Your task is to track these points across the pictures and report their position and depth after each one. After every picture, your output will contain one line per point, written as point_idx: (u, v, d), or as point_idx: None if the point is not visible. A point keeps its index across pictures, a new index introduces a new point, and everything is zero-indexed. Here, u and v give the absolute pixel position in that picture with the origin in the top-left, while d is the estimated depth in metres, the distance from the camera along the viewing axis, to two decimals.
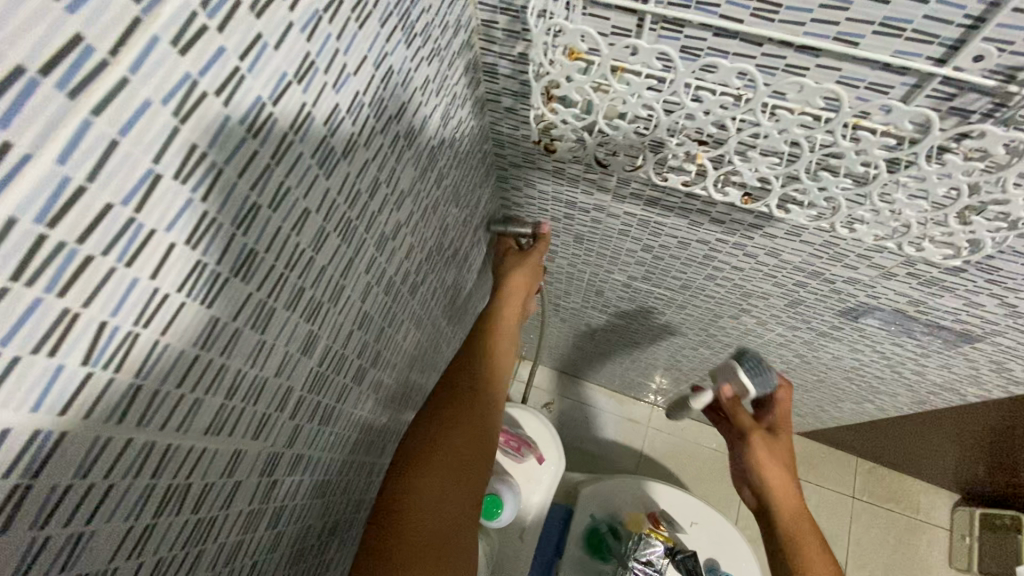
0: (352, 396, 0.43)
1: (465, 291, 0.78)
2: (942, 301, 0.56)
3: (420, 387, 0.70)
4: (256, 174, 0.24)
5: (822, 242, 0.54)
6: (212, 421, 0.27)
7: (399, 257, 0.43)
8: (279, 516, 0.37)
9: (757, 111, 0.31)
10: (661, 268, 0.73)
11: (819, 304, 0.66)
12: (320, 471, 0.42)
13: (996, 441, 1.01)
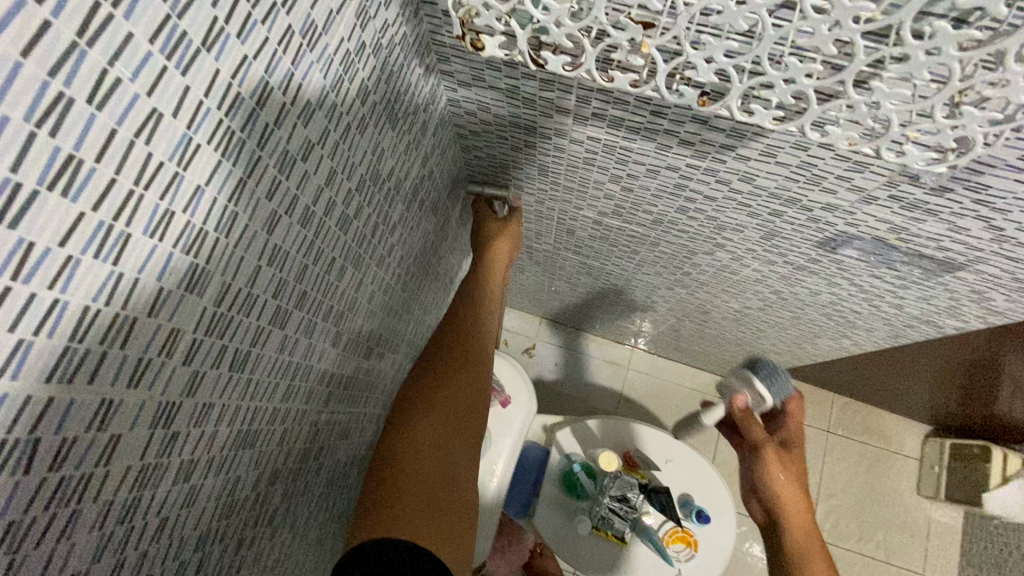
0: (276, 339, 0.39)
1: (430, 233, 0.72)
2: (926, 227, 0.52)
3: (375, 346, 0.64)
4: (59, 54, 0.19)
5: (799, 162, 0.49)
6: (86, 352, 0.24)
7: (315, 187, 0.38)
8: (190, 471, 0.34)
9: None
10: (632, 202, 0.68)
11: (796, 235, 0.62)
12: (244, 422, 0.38)
13: (971, 373, 1.01)
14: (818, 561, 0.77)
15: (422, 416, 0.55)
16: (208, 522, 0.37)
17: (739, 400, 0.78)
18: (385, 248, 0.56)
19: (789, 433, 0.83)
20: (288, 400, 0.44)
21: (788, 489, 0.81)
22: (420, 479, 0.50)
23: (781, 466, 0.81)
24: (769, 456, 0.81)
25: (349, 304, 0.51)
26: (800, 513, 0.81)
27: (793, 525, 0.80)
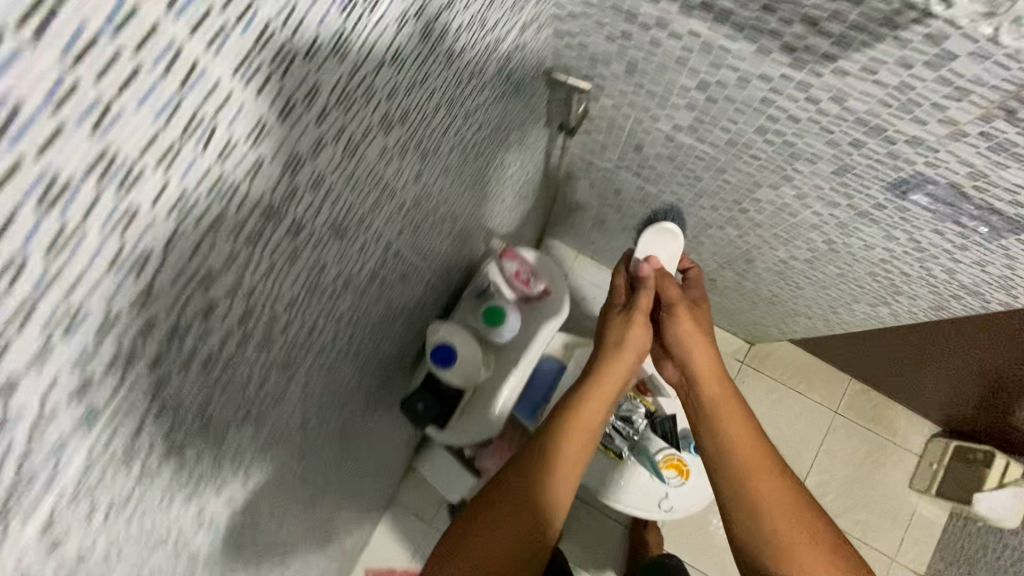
0: (381, 144, 0.43)
1: (513, 117, 0.74)
2: (1006, 175, 0.52)
3: (444, 210, 0.67)
4: None
5: (897, 82, 0.49)
6: (259, 65, 0.27)
7: (439, 3, 0.40)
8: (298, 231, 0.38)
9: None
10: (712, 117, 0.68)
11: (869, 174, 0.62)
12: (341, 213, 0.42)
13: (1002, 368, 1.02)
14: (735, 409, 0.80)
15: (487, 518, 0.69)
16: (298, 292, 0.43)
17: (653, 260, 0.87)
18: (474, 107, 0.58)
19: (699, 297, 0.88)
20: (374, 214, 0.48)
21: (698, 338, 0.83)
22: (466, 561, 0.65)
23: (692, 318, 0.84)
24: (676, 301, 0.84)
25: (436, 148, 0.54)
26: (720, 384, 0.82)
27: (707, 380, 0.83)
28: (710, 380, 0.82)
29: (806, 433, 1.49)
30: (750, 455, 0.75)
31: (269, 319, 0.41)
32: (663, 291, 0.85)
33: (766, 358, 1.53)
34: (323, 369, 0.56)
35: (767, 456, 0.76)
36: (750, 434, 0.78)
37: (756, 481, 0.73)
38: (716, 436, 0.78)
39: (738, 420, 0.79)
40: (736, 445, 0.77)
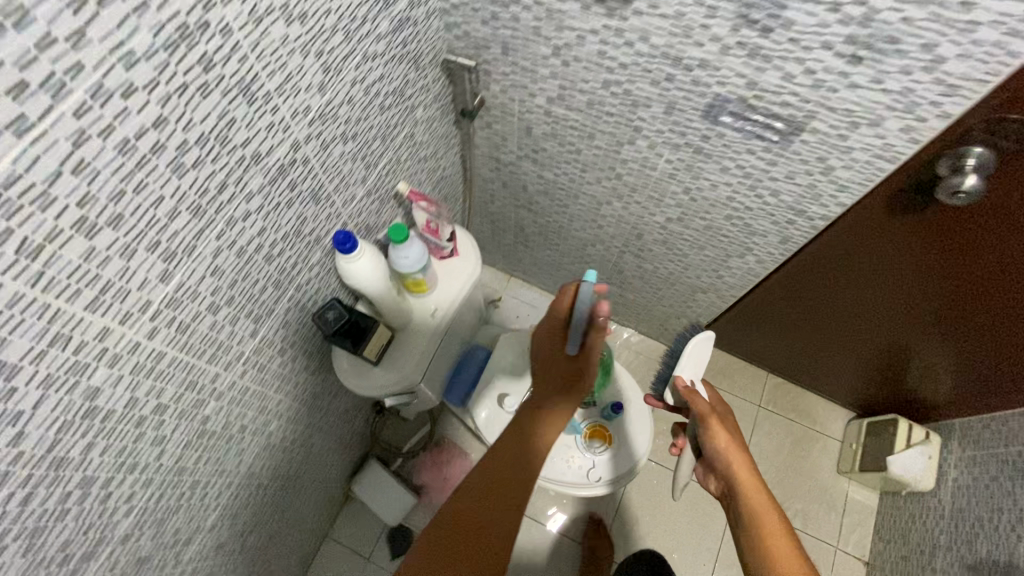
0: (280, 27, 0.56)
1: (418, 97, 0.91)
2: (770, 81, 0.70)
3: (355, 147, 0.79)
4: None
5: (676, 13, 0.68)
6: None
7: None
8: (208, 64, 0.50)
9: None
10: (572, 80, 0.86)
11: (687, 107, 0.80)
12: (247, 75, 0.55)
13: (864, 312, 1.17)
14: (768, 506, 0.85)
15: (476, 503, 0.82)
16: (200, 130, 0.52)
17: (682, 380, 1.02)
18: (362, 60, 0.72)
19: (725, 412, 0.97)
20: (276, 98, 0.60)
21: (732, 451, 0.90)
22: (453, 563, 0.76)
23: (724, 430, 0.92)
24: (710, 417, 0.93)
25: (336, 69, 0.67)
26: (750, 481, 0.87)
27: (746, 493, 0.86)
28: (745, 480, 0.87)
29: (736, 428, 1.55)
30: (780, 545, 0.79)
31: (179, 138, 0.50)
32: (695, 406, 0.95)
33: None
34: (232, 249, 0.63)
35: (790, 542, 0.79)
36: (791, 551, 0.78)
37: (779, 557, 0.78)
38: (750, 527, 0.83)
39: (775, 530, 0.81)
40: (767, 530, 0.81)
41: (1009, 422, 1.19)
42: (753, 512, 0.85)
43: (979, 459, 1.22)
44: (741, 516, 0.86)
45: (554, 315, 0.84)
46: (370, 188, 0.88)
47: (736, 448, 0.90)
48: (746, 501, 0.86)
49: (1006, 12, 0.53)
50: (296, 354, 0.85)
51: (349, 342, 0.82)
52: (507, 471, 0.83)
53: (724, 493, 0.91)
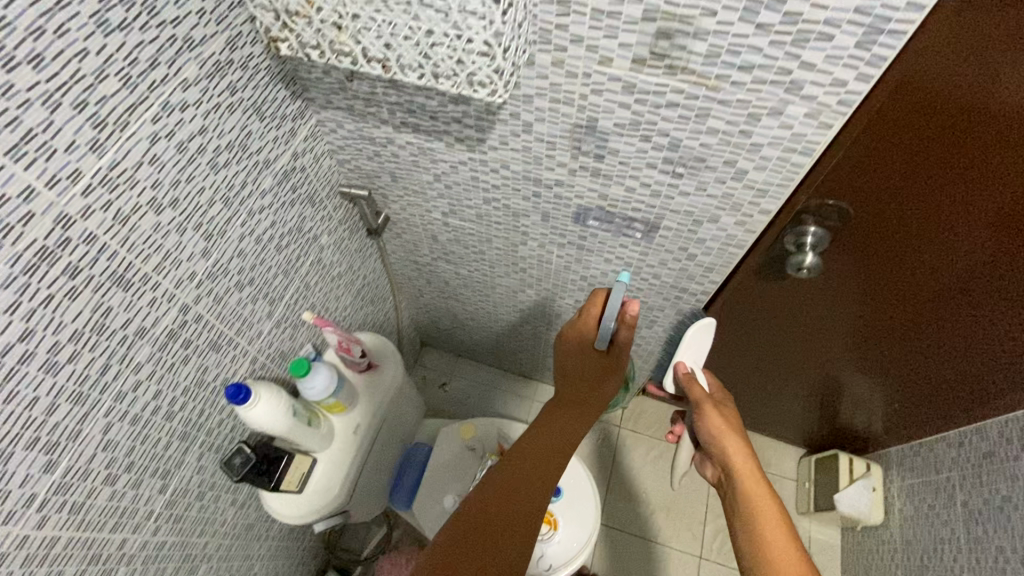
0: (149, 218, 0.62)
1: (320, 227, 0.97)
2: (617, 193, 0.78)
3: (254, 289, 0.84)
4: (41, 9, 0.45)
5: (523, 148, 0.76)
6: (28, 151, 0.48)
7: (189, 130, 0.64)
8: (73, 271, 0.54)
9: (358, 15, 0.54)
10: (458, 198, 0.94)
11: (559, 213, 0.88)
12: (119, 266, 0.59)
13: (780, 357, 1.23)
14: (771, 504, 0.72)
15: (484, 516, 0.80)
16: (73, 328, 0.56)
17: (683, 365, 0.92)
18: (249, 217, 0.78)
19: (724, 398, 0.87)
20: (157, 275, 0.65)
21: (727, 434, 0.79)
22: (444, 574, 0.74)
23: (720, 414, 0.82)
24: (703, 403, 0.84)
25: (220, 231, 0.73)
26: (751, 472, 0.76)
27: (745, 482, 0.75)
28: (743, 468, 0.76)
29: (694, 482, 1.56)
30: (780, 545, 0.67)
31: (50, 340, 0.54)
32: (690, 391, 0.87)
33: (641, 418, 1.64)
34: (126, 420, 0.66)
35: (791, 542, 0.67)
36: (788, 550, 0.66)
37: (776, 561, 0.66)
38: (746, 527, 0.71)
39: (772, 526, 0.69)
40: (764, 530, 0.69)
41: (934, 447, 1.23)
42: (751, 506, 0.73)
43: (916, 488, 1.26)
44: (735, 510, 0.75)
45: (582, 325, 0.90)
46: (279, 319, 0.92)
47: (733, 433, 0.79)
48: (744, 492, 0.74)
49: (777, 136, 0.61)
50: (218, 493, 0.87)
51: (269, 480, 0.82)
52: (518, 490, 0.83)
53: (723, 484, 0.80)
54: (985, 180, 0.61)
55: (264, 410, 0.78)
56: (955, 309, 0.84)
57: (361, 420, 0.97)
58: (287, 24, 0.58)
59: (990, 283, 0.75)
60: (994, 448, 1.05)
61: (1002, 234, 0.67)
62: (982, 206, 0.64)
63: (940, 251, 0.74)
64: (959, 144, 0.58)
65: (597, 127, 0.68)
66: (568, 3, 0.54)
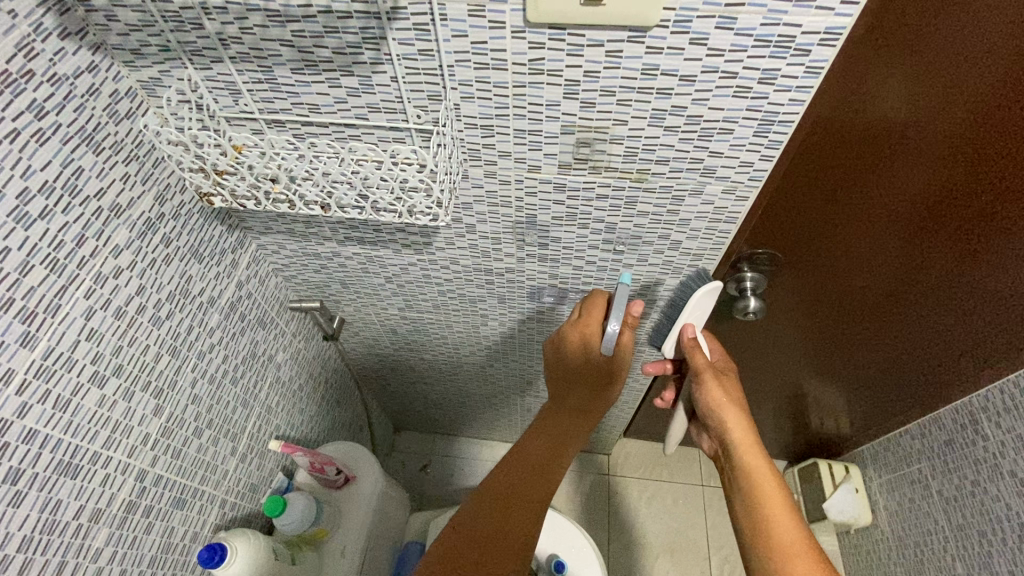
0: (95, 394, 0.58)
1: (277, 346, 0.94)
2: (566, 271, 0.81)
3: (215, 430, 0.79)
4: None
5: (470, 246, 0.79)
6: None
7: (126, 293, 0.61)
8: (14, 475, 0.51)
9: (294, 166, 0.57)
10: (413, 294, 0.95)
11: (515, 294, 0.90)
12: (66, 454, 0.56)
13: (751, 381, 1.27)
14: (771, 478, 0.67)
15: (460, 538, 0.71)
16: (21, 535, 0.52)
17: (689, 330, 0.77)
18: (201, 358, 0.75)
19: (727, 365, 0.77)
20: (108, 449, 0.61)
21: (728, 407, 0.72)
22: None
23: (722, 387, 0.73)
24: (704, 373, 0.74)
25: (171, 384, 0.70)
26: (748, 442, 0.71)
27: (745, 455, 0.70)
28: (741, 439, 0.71)
29: (690, 516, 1.55)
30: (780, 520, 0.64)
31: None
32: (693, 361, 0.75)
33: (626, 462, 1.64)
34: None
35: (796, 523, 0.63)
36: (794, 533, 0.62)
37: (779, 540, 0.62)
38: (745, 503, 0.67)
39: (778, 508, 0.65)
40: (766, 506, 0.65)
41: (899, 441, 1.29)
42: (752, 479, 0.68)
43: (894, 484, 1.31)
44: (733, 483, 0.71)
45: (586, 319, 0.77)
46: (245, 453, 0.87)
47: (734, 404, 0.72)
48: (742, 465, 0.70)
49: (702, 211, 0.65)
50: None
51: None
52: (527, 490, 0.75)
53: (720, 458, 0.75)
54: (892, 201, 0.64)
55: (246, 566, 0.74)
56: (892, 313, 0.88)
57: (346, 540, 0.92)
58: (218, 181, 0.60)
59: (919, 287, 0.79)
60: (953, 435, 1.12)
61: (915, 245, 0.70)
62: (896, 224, 0.67)
63: (867, 268, 0.77)
64: (865, 173, 0.61)
65: (536, 221, 0.71)
66: (491, 127, 0.58)
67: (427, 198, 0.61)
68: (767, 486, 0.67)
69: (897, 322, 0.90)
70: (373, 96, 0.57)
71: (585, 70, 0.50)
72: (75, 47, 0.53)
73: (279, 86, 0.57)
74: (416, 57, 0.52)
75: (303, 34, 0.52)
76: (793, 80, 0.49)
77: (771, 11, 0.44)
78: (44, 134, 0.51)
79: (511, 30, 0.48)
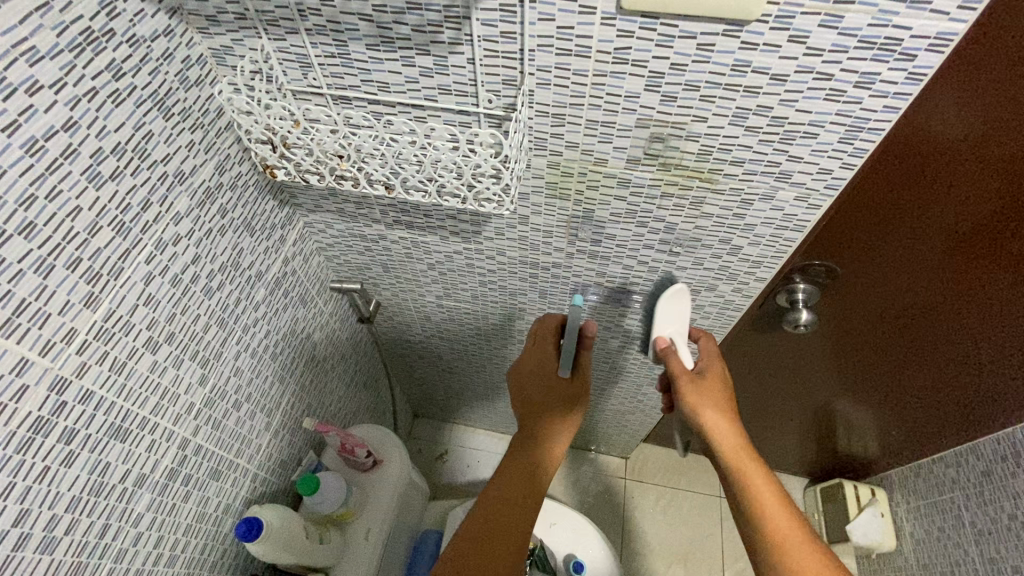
0: (147, 360, 0.58)
1: (314, 324, 0.94)
2: (615, 270, 0.80)
3: (252, 404, 0.80)
4: (32, 175, 0.44)
5: (520, 237, 0.77)
6: (22, 323, 0.45)
7: (183, 261, 0.61)
8: (70, 435, 0.51)
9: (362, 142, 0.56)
10: (453, 282, 0.94)
11: (558, 289, 0.89)
12: (117, 417, 0.56)
13: (783, 395, 1.24)
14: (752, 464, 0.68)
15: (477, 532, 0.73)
16: (71, 493, 0.52)
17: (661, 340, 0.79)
18: (245, 331, 0.75)
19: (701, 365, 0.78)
20: (155, 416, 0.61)
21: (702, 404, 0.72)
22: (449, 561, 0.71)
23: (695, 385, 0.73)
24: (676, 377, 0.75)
25: (217, 354, 0.70)
26: (736, 449, 0.69)
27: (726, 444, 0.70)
28: (716, 430, 0.70)
29: (705, 527, 1.53)
30: (771, 510, 0.64)
31: (46, 516, 0.50)
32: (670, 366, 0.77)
33: (644, 467, 1.62)
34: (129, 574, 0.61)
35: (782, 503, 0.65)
36: (783, 512, 0.64)
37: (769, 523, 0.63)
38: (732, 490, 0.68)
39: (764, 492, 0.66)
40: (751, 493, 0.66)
41: (932, 468, 1.25)
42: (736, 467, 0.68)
43: (923, 511, 1.27)
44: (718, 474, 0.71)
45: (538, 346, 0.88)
46: (278, 428, 0.87)
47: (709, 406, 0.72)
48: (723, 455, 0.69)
49: (769, 217, 0.64)
50: None
51: None
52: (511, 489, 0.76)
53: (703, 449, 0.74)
54: (953, 224, 0.62)
55: (278, 540, 0.74)
56: (937, 335, 0.85)
57: (371, 522, 0.91)
58: (284, 153, 0.59)
59: (974, 314, 0.76)
60: (991, 466, 1.08)
61: (970, 269, 0.68)
62: (958, 249, 0.65)
63: (921, 287, 0.75)
64: (930, 198, 0.59)
65: (593, 216, 0.69)
66: (563, 116, 0.57)
67: (492, 186, 0.60)
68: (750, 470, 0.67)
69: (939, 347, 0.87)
70: (446, 77, 0.55)
71: (672, 63, 0.49)
72: (154, 10, 0.52)
73: (352, 62, 0.56)
74: (497, 39, 0.50)
75: (383, 8, 0.51)
76: (892, 86, 0.47)
77: (882, 11, 0.42)
78: (119, 96, 0.50)
79: (600, 16, 0.47)
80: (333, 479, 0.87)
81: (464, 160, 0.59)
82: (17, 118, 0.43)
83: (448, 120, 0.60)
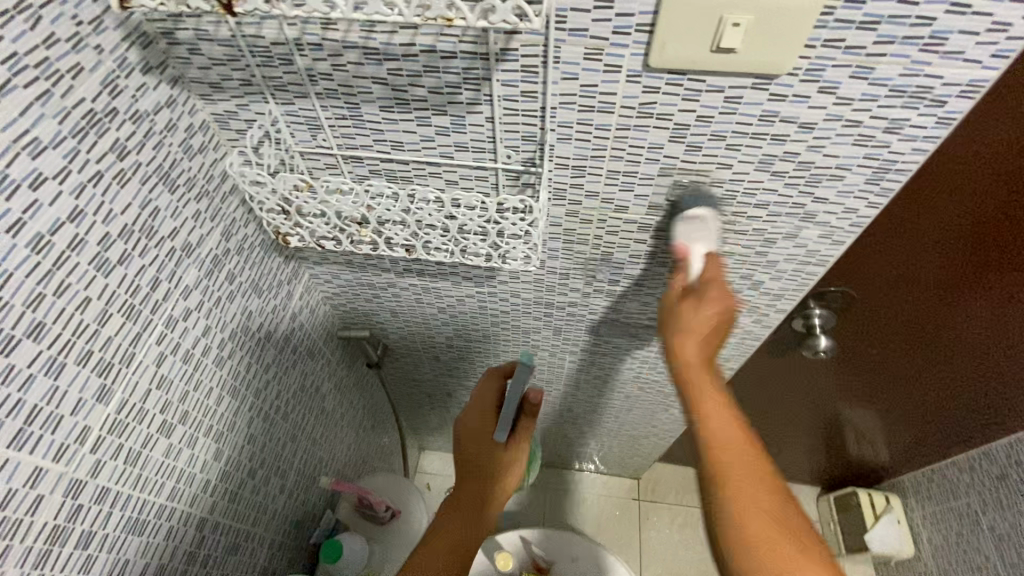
0: (162, 444, 0.55)
1: (322, 376, 0.91)
2: (632, 307, 0.78)
3: (266, 470, 0.76)
4: (37, 273, 0.41)
5: (536, 280, 0.76)
6: (33, 432, 0.42)
7: (194, 335, 0.58)
8: (87, 538, 0.47)
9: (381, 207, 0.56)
10: (464, 323, 0.92)
11: (573, 326, 0.87)
12: (135, 510, 0.52)
13: (793, 409, 1.23)
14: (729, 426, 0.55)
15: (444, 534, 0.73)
16: None
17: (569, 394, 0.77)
18: (258, 394, 0.72)
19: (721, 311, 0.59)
20: (172, 501, 0.58)
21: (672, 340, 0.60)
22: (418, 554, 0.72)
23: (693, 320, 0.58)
24: (710, 284, 0.58)
25: (230, 425, 0.67)
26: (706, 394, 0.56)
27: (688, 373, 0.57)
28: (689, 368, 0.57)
29: None
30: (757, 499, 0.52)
31: None
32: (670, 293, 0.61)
33: (656, 487, 1.61)
34: None
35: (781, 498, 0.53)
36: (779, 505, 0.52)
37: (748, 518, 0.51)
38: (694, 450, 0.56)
39: (757, 473, 0.53)
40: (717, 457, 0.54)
41: (944, 472, 1.26)
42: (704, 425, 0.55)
43: (939, 516, 1.28)
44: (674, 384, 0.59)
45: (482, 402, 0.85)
46: (292, 489, 0.84)
47: (695, 338, 0.57)
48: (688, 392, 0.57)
49: (792, 254, 0.63)
50: None
51: None
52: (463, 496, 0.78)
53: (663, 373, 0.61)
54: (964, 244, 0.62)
55: None
56: (946, 345, 0.85)
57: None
58: (298, 220, 0.59)
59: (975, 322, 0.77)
60: (1006, 471, 1.09)
61: (983, 283, 0.68)
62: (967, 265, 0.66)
63: (930, 304, 0.75)
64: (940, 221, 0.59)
65: (612, 259, 0.68)
66: (584, 168, 0.55)
67: (514, 243, 0.59)
68: (721, 431, 0.55)
69: (948, 355, 0.87)
70: (463, 136, 0.54)
71: (698, 115, 0.48)
72: (156, 82, 0.50)
73: (364, 123, 0.55)
74: (518, 98, 0.49)
75: (399, 72, 0.49)
76: (921, 130, 0.46)
77: (914, 62, 0.41)
78: (125, 176, 0.48)
79: (626, 74, 0.46)
80: (354, 540, 0.84)
81: (486, 217, 0.57)
82: (23, 216, 0.40)
83: (465, 175, 0.58)
